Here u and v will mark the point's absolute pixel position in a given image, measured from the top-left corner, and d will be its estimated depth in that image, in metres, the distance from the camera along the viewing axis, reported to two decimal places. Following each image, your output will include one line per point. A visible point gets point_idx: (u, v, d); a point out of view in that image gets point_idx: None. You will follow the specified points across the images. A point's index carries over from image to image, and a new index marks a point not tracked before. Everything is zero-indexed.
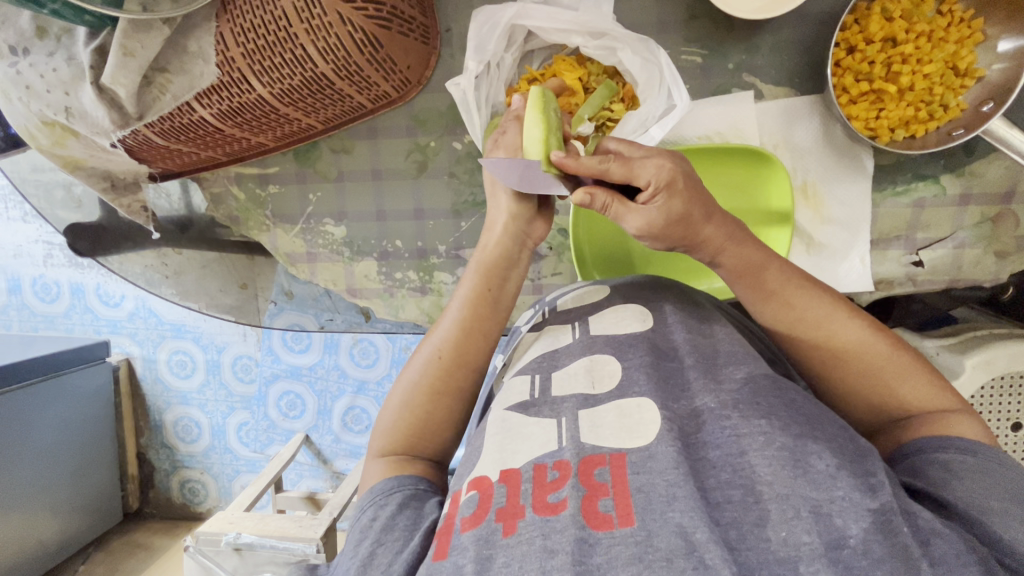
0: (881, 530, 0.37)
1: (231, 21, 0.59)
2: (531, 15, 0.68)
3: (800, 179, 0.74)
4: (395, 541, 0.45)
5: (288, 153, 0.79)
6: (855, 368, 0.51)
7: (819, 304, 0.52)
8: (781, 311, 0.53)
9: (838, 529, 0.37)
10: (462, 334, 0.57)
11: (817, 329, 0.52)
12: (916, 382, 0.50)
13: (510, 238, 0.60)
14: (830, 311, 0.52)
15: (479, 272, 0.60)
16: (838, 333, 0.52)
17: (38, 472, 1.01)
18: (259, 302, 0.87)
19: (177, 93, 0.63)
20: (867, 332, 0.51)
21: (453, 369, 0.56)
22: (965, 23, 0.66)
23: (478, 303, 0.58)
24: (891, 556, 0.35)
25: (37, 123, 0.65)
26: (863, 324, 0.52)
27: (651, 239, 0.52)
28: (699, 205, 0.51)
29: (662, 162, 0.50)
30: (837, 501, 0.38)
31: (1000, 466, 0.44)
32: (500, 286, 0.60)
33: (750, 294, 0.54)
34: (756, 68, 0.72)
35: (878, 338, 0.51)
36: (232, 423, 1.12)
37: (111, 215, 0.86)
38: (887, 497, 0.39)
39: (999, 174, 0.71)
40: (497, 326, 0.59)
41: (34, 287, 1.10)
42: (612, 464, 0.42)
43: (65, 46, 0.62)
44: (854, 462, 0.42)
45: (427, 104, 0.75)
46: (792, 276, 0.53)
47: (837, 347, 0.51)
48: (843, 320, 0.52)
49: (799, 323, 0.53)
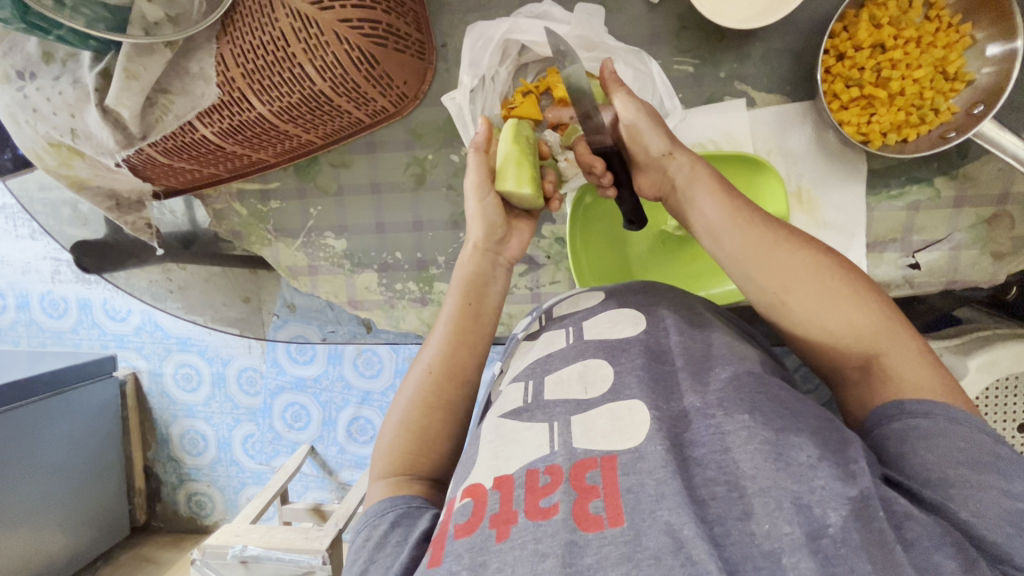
0: (860, 517, 0.37)
1: (231, 42, 0.61)
2: (524, 29, 0.69)
3: (795, 184, 0.75)
4: (387, 557, 0.46)
5: (289, 168, 0.80)
6: (806, 297, 0.51)
7: (765, 233, 0.54)
8: (746, 231, 0.54)
9: (818, 519, 0.37)
10: (451, 348, 0.59)
11: (768, 257, 0.53)
12: (868, 303, 0.50)
13: (482, 260, 0.63)
14: (778, 240, 0.54)
15: (459, 288, 0.62)
16: (798, 257, 0.53)
17: (46, 486, 1.02)
18: (262, 316, 0.89)
19: (179, 113, 0.65)
20: (811, 258, 0.53)
21: (444, 383, 0.57)
22: (953, 28, 0.66)
23: (460, 317, 0.60)
24: (869, 544, 0.36)
25: (44, 144, 0.67)
26: (809, 252, 0.53)
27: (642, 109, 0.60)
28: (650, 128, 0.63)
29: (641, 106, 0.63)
30: (817, 491, 0.39)
31: (951, 425, 0.44)
32: (480, 299, 0.62)
33: (720, 214, 0.56)
34: (748, 76, 0.73)
35: (823, 265, 0.52)
36: (237, 435, 1.13)
37: (117, 232, 0.87)
38: (865, 483, 0.40)
39: (993, 175, 0.71)
40: (485, 338, 0.60)
41: (42, 304, 1.12)
42: (604, 466, 0.43)
43: (71, 70, 0.63)
44: (835, 451, 0.42)
45: (424, 118, 0.77)
46: (742, 208, 0.56)
47: (800, 269, 0.52)
48: (790, 249, 0.53)
49: (763, 244, 0.54)
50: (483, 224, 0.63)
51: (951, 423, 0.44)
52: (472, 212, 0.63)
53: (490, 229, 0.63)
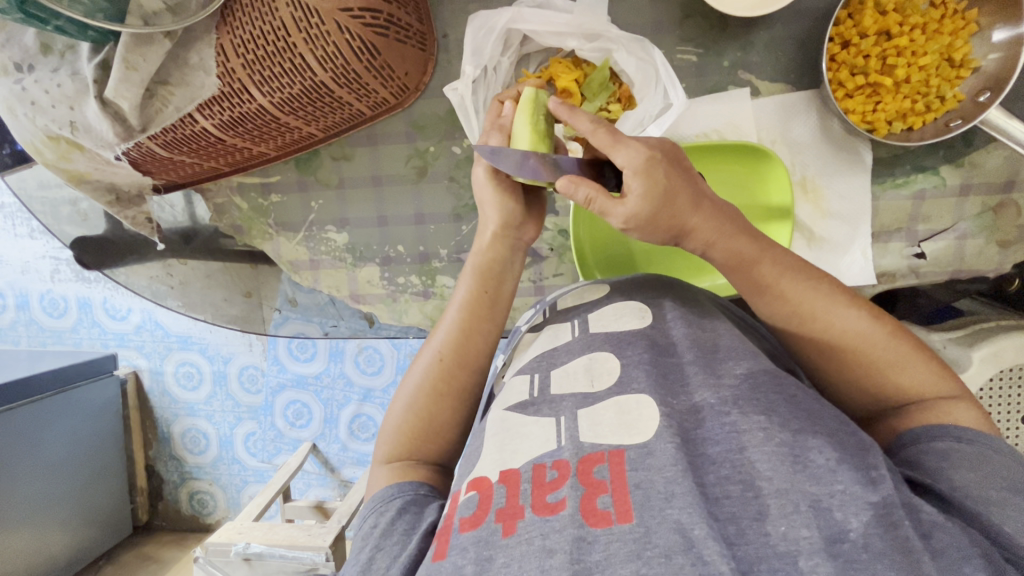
0: (883, 523, 0.37)
1: (230, 32, 0.60)
2: (526, 19, 0.68)
3: (799, 173, 0.74)
4: (394, 545, 0.46)
5: (290, 161, 0.79)
6: (849, 359, 0.51)
7: (815, 294, 0.51)
8: (775, 303, 0.53)
9: (838, 524, 0.37)
10: (463, 334, 0.58)
11: (813, 319, 0.51)
12: (917, 368, 0.50)
13: (501, 247, 0.61)
14: (829, 300, 0.51)
15: (474, 275, 0.60)
16: (835, 321, 0.51)
17: (47, 487, 1.01)
18: (264, 311, 0.88)
19: (179, 105, 0.64)
20: (863, 320, 0.51)
21: (454, 370, 0.57)
22: (959, 14, 0.66)
23: (476, 304, 0.59)
24: (892, 550, 0.36)
25: (43, 138, 0.66)
26: (864, 312, 0.51)
27: (638, 231, 0.51)
28: (683, 192, 0.50)
29: (640, 147, 0.50)
30: (837, 495, 0.38)
31: (996, 454, 0.45)
32: (496, 287, 0.60)
33: (743, 285, 0.54)
34: (751, 66, 0.72)
35: (874, 326, 0.50)
36: (239, 433, 1.12)
37: (117, 228, 0.86)
38: (887, 490, 0.39)
39: (998, 164, 0.70)
40: (497, 326, 0.60)
41: (42, 302, 1.11)
42: (612, 460, 0.42)
43: (69, 62, 0.63)
44: (854, 455, 0.41)
45: (426, 110, 0.76)
46: (789, 266, 0.52)
47: (833, 336, 0.51)
48: (840, 309, 0.51)
49: (796, 314, 0.52)
50: (499, 207, 0.61)
51: (994, 453, 0.45)
52: (485, 194, 0.61)
53: (508, 215, 0.61)
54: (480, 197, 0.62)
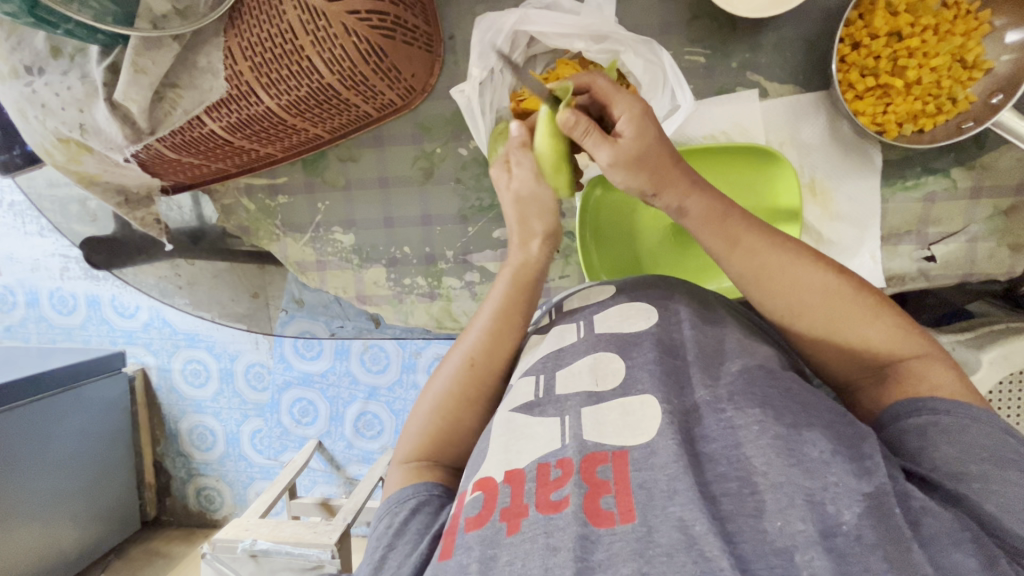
0: (875, 514, 0.37)
1: (238, 35, 0.61)
2: (533, 20, 0.68)
3: (808, 176, 0.74)
4: (406, 544, 0.46)
5: (297, 162, 0.80)
6: (815, 321, 0.50)
7: (780, 250, 0.51)
8: (745, 259, 0.51)
9: (831, 517, 0.37)
10: (493, 340, 0.58)
11: (780, 276, 0.50)
12: (883, 326, 0.49)
13: (539, 260, 0.61)
14: (793, 257, 0.51)
15: (509, 284, 0.60)
16: (800, 279, 0.50)
17: (56, 482, 1.02)
18: (270, 310, 0.88)
19: (187, 108, 0.65)
20: (827, 277, 0.50)
21: (483, 375, 0.57)
22: (971, 15, 0.65)
23: (510, 313, 0.59)
24: (884, 542, 0.36)
25: (53, 140, 0.67)
26: (829, 270, 0.50)
27: (620, 175, 0.52)
28: (668, 148, 0.52)
29: (638, 102, 0.54)
30: (830, 489, 0.38)
31: (972, 423, 0.44)
32: (531, 296, 0.61)
33: (734, 264, 0.52)
34: (760, 66, 0.72)
35: (839, 283, 0.50)
36: (245, 430, 1.13)
37: (126, 228, 0.87)
38: (881, 480, 0.39)
39: (1011, 166, 0.70)
40: (521, 330, 0.60)
41: (51, 300, 1.12)
42: (616, 461, 0.42)
43: (79, 65, 0.63)
44: (849, 448, 0.41)
45: (433, 111, 0.76)
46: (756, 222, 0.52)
47: (800, 295, 0.50)
48: (803, 266, 0.50)
49: (763, 271, 0.51)
50: (541, 219, 0.62)
51: (972, 422, 0.44)
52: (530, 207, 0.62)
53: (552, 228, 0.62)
54: (524, 211, 0.62)
